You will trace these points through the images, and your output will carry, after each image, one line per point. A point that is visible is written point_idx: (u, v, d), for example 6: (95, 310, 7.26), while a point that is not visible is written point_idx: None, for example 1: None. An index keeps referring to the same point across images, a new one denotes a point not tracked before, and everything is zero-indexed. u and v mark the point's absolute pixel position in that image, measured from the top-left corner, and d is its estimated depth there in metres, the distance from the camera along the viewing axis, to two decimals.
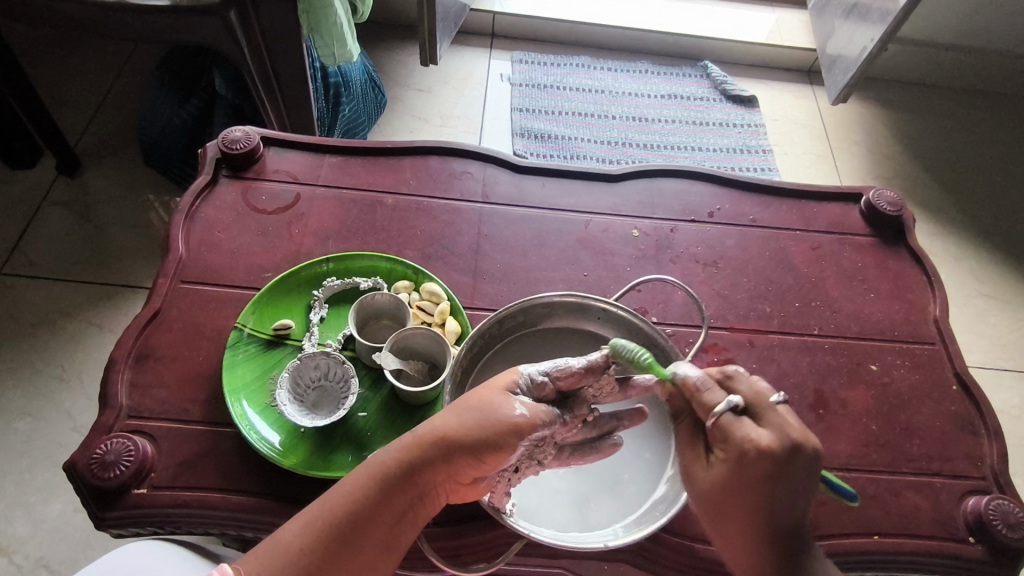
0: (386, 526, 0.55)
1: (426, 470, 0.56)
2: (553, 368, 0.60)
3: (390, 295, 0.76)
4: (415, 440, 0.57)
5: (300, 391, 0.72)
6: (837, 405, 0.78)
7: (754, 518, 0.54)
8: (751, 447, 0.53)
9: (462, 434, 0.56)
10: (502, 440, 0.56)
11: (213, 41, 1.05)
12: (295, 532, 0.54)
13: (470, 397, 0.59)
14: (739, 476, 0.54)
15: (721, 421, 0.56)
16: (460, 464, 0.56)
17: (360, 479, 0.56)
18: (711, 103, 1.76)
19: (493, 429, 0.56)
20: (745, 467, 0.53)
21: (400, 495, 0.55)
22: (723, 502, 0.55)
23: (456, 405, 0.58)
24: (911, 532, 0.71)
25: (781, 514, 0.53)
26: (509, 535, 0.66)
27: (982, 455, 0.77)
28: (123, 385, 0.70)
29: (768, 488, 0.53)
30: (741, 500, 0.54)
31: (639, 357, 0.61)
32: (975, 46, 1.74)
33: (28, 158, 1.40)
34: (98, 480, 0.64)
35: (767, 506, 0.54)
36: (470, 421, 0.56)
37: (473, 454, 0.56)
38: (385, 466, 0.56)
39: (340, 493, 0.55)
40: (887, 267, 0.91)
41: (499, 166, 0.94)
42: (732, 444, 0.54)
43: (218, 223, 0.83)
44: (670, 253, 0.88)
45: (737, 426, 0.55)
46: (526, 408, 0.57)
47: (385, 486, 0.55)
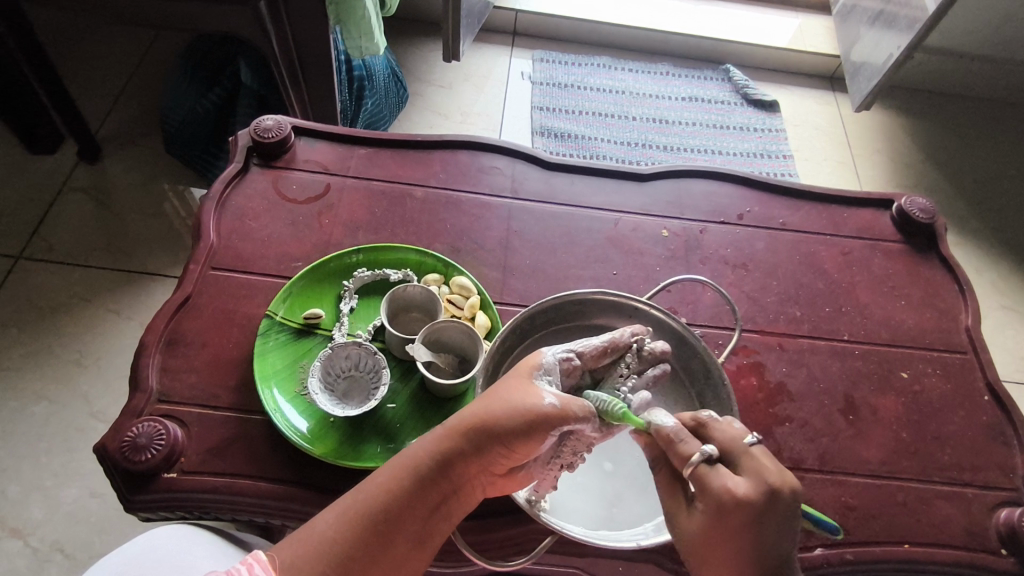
0: (420, 519, 0.54)
1: (458, 461, 0.55)
2: (576, 347, 0.63)
3: (422, 287, 0.75)
4: (447, 431, 0.56)
5: (330, 380, 0.71)
6: (867, 412, 0.77)
7: (739, 569, 0.52)
8: (729, 494, 0.52)
9: (492, 424, 0.55)
10: (531, 429, 0.55)
11: (243, 31, 1.05)
12: (331, 521, 0.53)
13: (500, 386, 0.58)
14: (719, 525, 0.52)
15: (698, 471, 0.54)
16: (494, 454, 0.55)
17: (394, 470, 0.55)
18: (733, 106, 1.75)
19: (524, 418, 0.55)
20: (726, 516, 0.52)
21: (433, 488, 0.55)
22: (708, 552, 0.53)
23: (486, 395, 0.57)
24: (941, 542, 0.70)
25: (767, 561, 0.52)
26: (537, 531, 0.66)
27: (1013, 466, 0.76)
28: (154, 369, 0.70)
29: (751, 534, 0.51)
30: (726, 548, 0.52)
31: (612, 409, 0.58)
32: (1000, 56, 1.73)
33: (51, 144, 1.40)
34: (128, 463, 0.64)
35: (751, 554, 0.52)
36: (500, 410, 0.55)
37: (504, 444, 0.55)
38: (419, 458, 0.55)
39: (375, 484, 0.54)
40: (918, 275, 0.90)
41: (529, 163, 0.94)
42: (710, 495, 0.52)
43: (248, 211, 0.83)
44: (700, 254, 0.88)
45: (714, 475, 0.53)
46: (556, 397, 0.56)
47: (419, 479, 0.55)
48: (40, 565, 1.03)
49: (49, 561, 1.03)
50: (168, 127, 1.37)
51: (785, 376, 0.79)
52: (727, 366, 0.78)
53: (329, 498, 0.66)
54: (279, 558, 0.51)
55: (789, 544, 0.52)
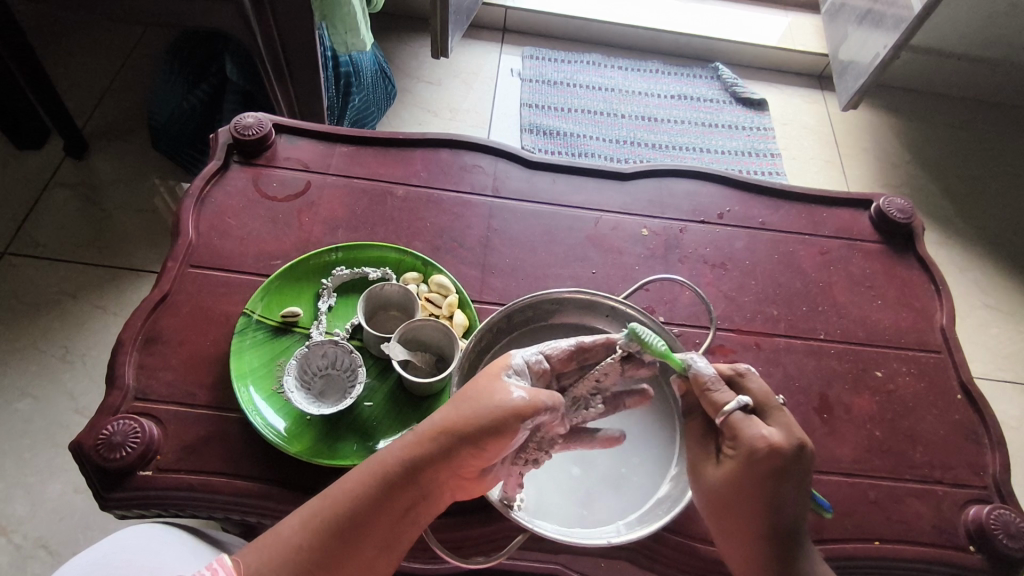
0: (389, 523, 0.55)
1: (427, 467, 0.55)
2: (544, 349, 0.63)
3: (399, 286, 0.76)
4: (415, 436, 0.56)
5: (307, 379, 0.72)
6: (841, 410, 0.78)
7: (758, 516, 0.57)
8: (762, 444, 0.55)
9: (461, 428, 0.55)
10: (502, 426, 0.54)
11: (226, 26, 1.05)
12: (297, 527, 0.54)
13: (468, 387, 0.58)
14: (747, 473, 0.56)
15: (731, 419, 0.58)
16: (464, 458, 0.55)
17: (361, 476, 0.55)
18: (721, 104, 1.76)
19: (494, 416, 0.55)
20: (756, 464, 0.56)
21: (401, 493, 0.55)
22: (730, 497, 0.58)
23: (454, 398, 0.57)
24: (911, 539, 0.71)
25: (782, 513, 0.56)
26: (511, 530, 0.67)
27: (984, 465, 0.77)
28: (130, 367, 0.70)
29: (775, 483, 0.56)
30: (749, 494, 0.57)
31: (655, 345, 0.62)
32: (986, 56, 1.73)
33: (37, 139, 1.40)
34: (103, 460, 0.64)
35: (770, 506, 0.56)
36: (469, 413, 0.55)
37: (472, 447, 0.55)
38: (387, 465, 0.55)
39: (342, 488, 0.55)
40: (895, 274, 0.91)
41: (511, 161, 0.94)
42: (743, 442, 0.56)
43: (228, 209, 0.83)
44: (679, 254, 0.88)
45: (747, 425, 0.57)
46: (525, 390, 0.56)
47: (387, 483, 0.55)
48: (22, 561, 1.03)
49: (32, 558, 1.03)
50: (155, 123, 1.37)
51: (762, 375, 0.79)
52: None
53: (304, 496, 0.66)
54: (243, 563, 0.52)
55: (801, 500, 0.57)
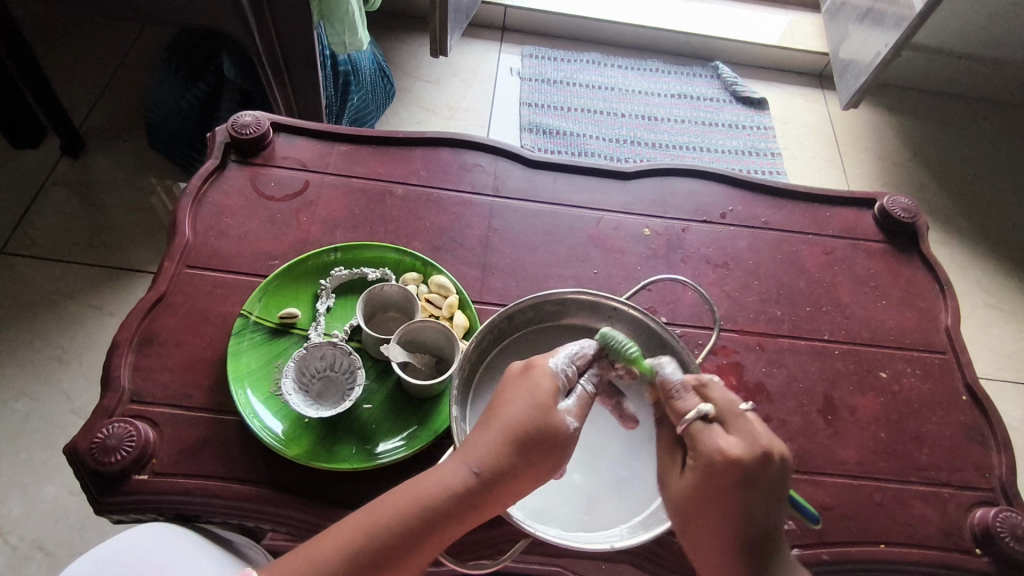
0: (434, 551, 0.55)
1: (479, 502, 0.55)
2: (573, 358, 0.61)
3: (399, 287, 0.75)
4: (469, 468, 0.55)
5: (305, 381, 0.70)
6: (845, 412, 0.77)
7: (727, 530, 0.55)
8: (719, 456, 0.54)
9: (517, 463, 0.55)
10: (558, 458, 0.57)
11: (223, 24, 1.04)
12: (332, 555, 0.53)
13: (521, 416, 0.57)
14: (710, 487, 0.54)
15: (690, 429, 0.56)
16: (516, 490, 0.56)
17: (411, 506, 0.54)
18: (721, 103, 1.75)
19: (552, 451, 0.56)
20: (713, 476, 0.54)
21: (450, 525, 0.55)
22: (695, 511, 0.56)
23: (508, 428, 0.56)
24: (917, 542, 0.71)
25: (754, 526, 0.54)
26: (512, 534, 0.66)
27: (990, 467, 0.76)
28: (126, 369, 0.69)
29: (739, 494, 0.54)
30: (713, 507, 0.54)
31: (626, 350, 0.61)
32: (988, 55, 1.73)
33: (32, 138, 1.39)
34: (98, 464, 0.63)
35: (735, 517, 0.54)
36: (527, 445, 0.56)
37: (527, 478, 0.56)
38: (439, 496, 0.55)
39: (387, 518, 0.54)
40: (899, 274, 0.90)
41: (511, 160, 0.93)
42: (701, 453, 0.55)
43: (225, 208, 0.82)
44: (681, 253, 0.87)
45: (706, 434, 0.55)
46: (574, 415, 0.58)
47: (435, 515, 0.54)
48: (18, 564, 1.02)
49: (28, 560, 1.02)
50: (151, 121, 1.36)
51: (765, 376, 0.78)
52: (706, 366, 0.78)
53: (303, 500, 0.65)
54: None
55: (775, 512, 0.55)
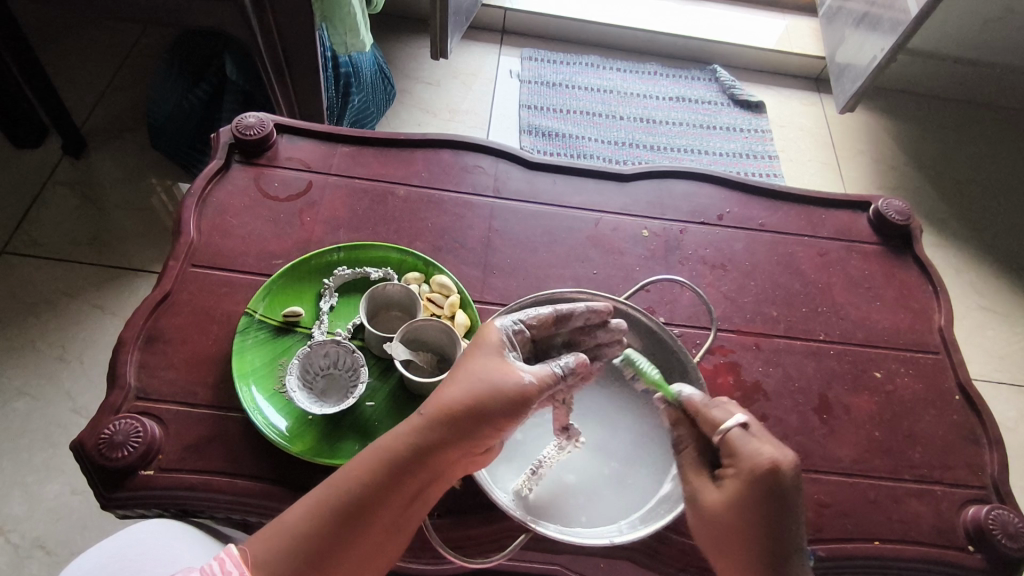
0: (399, 506, 0.55)
1: (438, 451, 0.55)
2: (523, 317, 0.65)
3: (401, 286, 0.76)
4: (423, 419, 0.56)
5: (309, 378, 0.71)
6: (840, 410, 0.78)
7: (762, 544, 0.55)
8: (763, 461, 0.56)
9: (477, 407, 0.56)
10: (514, 404, 0.57)
11: (226, 26, 1.05)
12: (303, 516, 0.52)
13: (469, 368, 0.59)
14: (751, 491, 0.56)
15: (729, 436, 0.59)
16: (475, 437, 0.56)
17: (369, 462, 0.54)
18: (719, 107, 1.77)
19: (506, 396, 0.57)
20: (755, 481, 0.55)
21: (411, 477, 0.55)
22: (733, 520, 0.56)
23: (459, 378, 0.58)
24: (910, 538, 0.72)
25: (784, 534, 0.55)
26: (512, 529, 0.67)
27: (982, 465, 0.78)
28: (132, 366, 0.70)
29: (775, 502, 0.55)
30: (750, 517, 0.56)
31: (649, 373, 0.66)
32: (982, 61, 1.75)
33: (34, 139, 1.40)
34: (105, 459, 0.64)
35: (773, 527, 0.55)
36: (480, 389, 0.57)
37: (487, 424, 0.57)
38: (397, 450, 0.55)
39: (352, 475, 0.54)
40: (894, 275, 0.91)
41: (511, 162, 0.94)
42: (741, 458, 0.57)
43: (229, 208, 0.83)
44: (679, 254, 0.89)
45: (745, 442, 0.58)
46: (533, 374, 0.59)
47: (395, 469, 0.54)
48: (20, 562, 1.02)
49: (29, 558, 1.03)
50: (153, 122, 1.37)
51: (762, 375, 0.80)
52: (703, 366, 0.79)
53: (306, 495, 0.66)
54: (250, 551, 0.50)
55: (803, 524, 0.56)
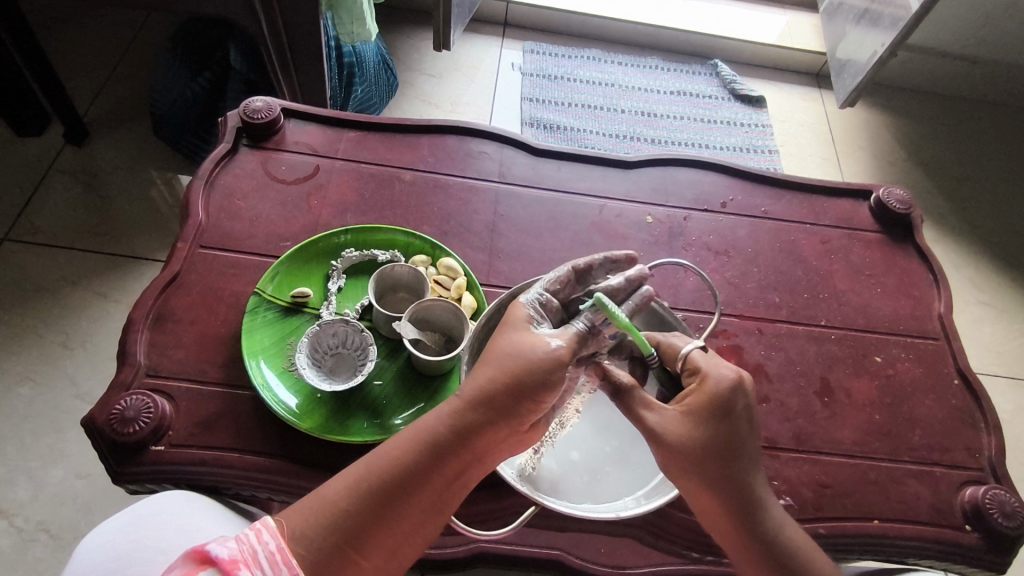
0: (440, 485, 0.56)
1: (476, 431, 0.56)
2: (546, 286, 0.65)
3: (409, 267, 0.77)
4: (460, 399, 0.57)
5: (318, 357, 0.72)
6: (841, 394, 0.80)
7: (720, 457, 0.57)
8: (727, 377, 0.59)
9: (512, 382, 0.57)
10: (548, 376, 0.57)
11: (232, 13, 1.05)
12: (341, 491, 0.54)
13: (499, 343, 0.59)
14: (722, 412, 0.58)
15: (691, 359, 0.62)
16: (511, 414, 0.57)
17: (408, 441, 0.56)
18: (720, 101, 1.78)
19: (538, 366, 0.57)
20: (716, 396, 0.58)
21: (451, 455, 0.56)
22: (693, 437, 0.58)
23: (490, 356, 0.59)
24: (909, 518, 0.73)
25: (738, 444, 0.58)
26: (518, 506, 0.68)
27: (980, 447, 0.79)
28: (141, 344, 0.71)
29: (730, 417, 0.58)
30: (709, 433, 0.58)
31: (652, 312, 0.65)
32: (981, 57, 1.76)
33: (36, 127, 1.40)
34: (116, 434, 0.65)
35: (730, 439, 0.58)
36: (513, 365, 0.57)
37: (524, 398, 0.57)
38: (434, 429, 0.56)
39: (389, 453, 0.55)
40: (894, 263, 0.92)
41: (516, 149, 0.95)
42: (704, 376, 0.59)
43: (237, 191, 0.84)
44: (683, 240, 0.90)
45: (705, 360, 0.61)
46: (560, 338, 0.59)
47: (434, 447, 0.56)
48: (24, 545, 1.03)
49: (34, 542, 1.03)
50: (157, 111, 1.37)
51: (764, 359, 0.81)
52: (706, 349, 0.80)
53: (315, 471, 0.67)
54: (287, 522, 0.52)
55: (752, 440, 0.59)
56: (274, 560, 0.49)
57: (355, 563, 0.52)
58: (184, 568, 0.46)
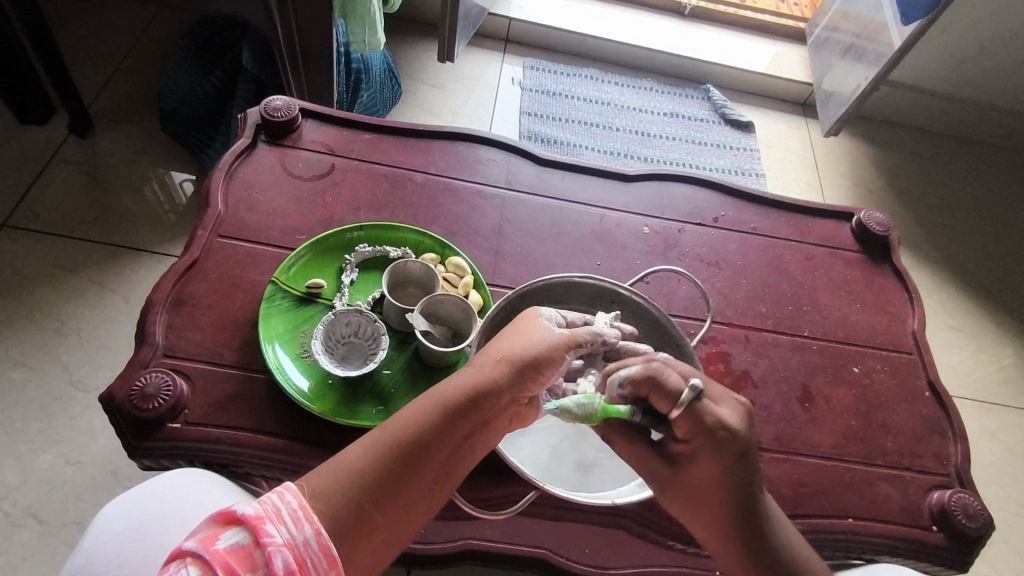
0: (452, 446, 0.58)
1: (487, 396, 0.60)
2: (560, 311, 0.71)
3: (422, 264, 0.81)
4: (474, 368, 0.61)
5: (331, 344, 0.76)
6: (821, 400, 0.85)
7: (723, 500, 0.60)
8: (722, 426, 0.60)
9: (518, 358, 0.62)
10: (552, 356, 0.63)
11: (252, 16, 1.09)
12: (360, 453, 0.55)
13: (513, 330, 0.65)
14: (721, 456, 0.60)
15: (685, 409, 0.60)
16: (519, 388, 0.61)
17: (423, 405, 0.59)
18: (711, 124, 1.85)
19: (544, 348, 0.63)
20: (720, 447, 0.60)
21: (463, 418, 0.59)
22: (696, 486, 0.61)
23: (505, 335, 0.65)
24: (880, 518, 0.78)
25: (738, 491, 0.60)
26: (518, 493, 0.71)
27: (947, 455, 0.84)
28: (160, 326, 0.73)
29: (724, 465, 0.60)
30: (709, 484, 0.61)
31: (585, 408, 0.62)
32: (957, 96, 1.86)
33: (42, 115, 1.42)
34: (136, 410, 0.67)
35: (733, 489, 0.60)
36: (528, 347, 0.63)
37: (532, 372, 0.62)
38: (447, 394, 0.59)
39: (404, 417, 0.58)
40: (873, 281, 0.98)
41: (522, 158, 1.00)
42: (699, 425, 0.60)
43: (256, 185, 0.87)
44: (677, 251, 0.95)
45: (701, 406, 0.60)
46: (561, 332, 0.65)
47: (448, 411, 0.58)
48: (11, 529, 1.03)
49: (21, 526, 1.04)
50: (165, 106, 1.40)
51: (750, 365, 0.86)
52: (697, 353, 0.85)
53: (325, 453, 0.70)
54: (306, 485, 0.53)
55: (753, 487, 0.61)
56: (297, 515, 0.49)
57: (374, 520, 0.53)
58: (208, 529, 0.46)
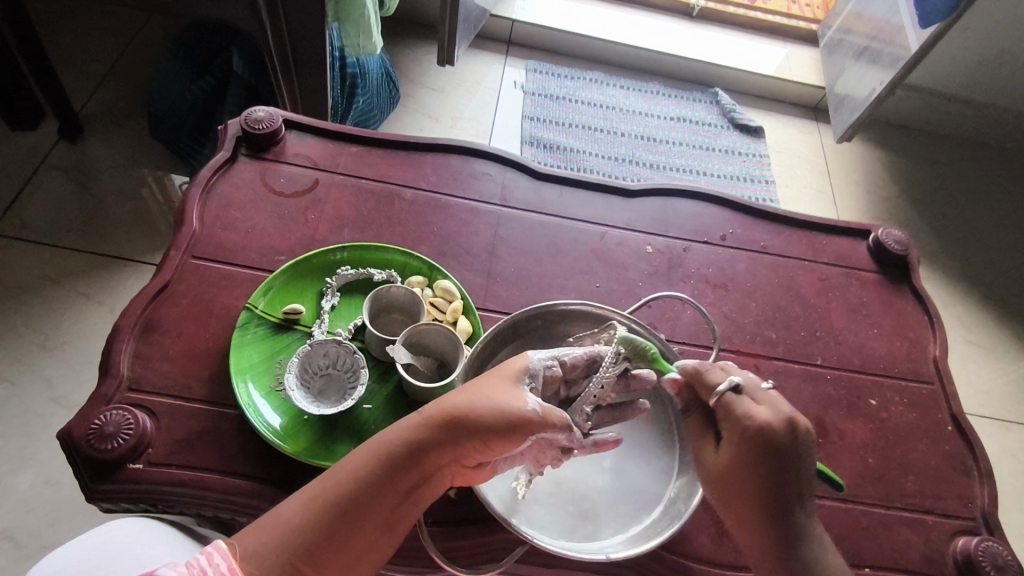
0: (392, 502, 0.54)
1: (433, 450, 0.55)
2: (560, 355, 0.64)
3: (405, 289, 0.75)
4: (423, 420, 0.56)
5: (307, 377, 0.71)
6: (836, 436, 0.79)
7: (755, 498, 0.57)
8: (751, 421, 0.58)
9: (472, 420, 0.56)
10: (512, 429, 0.56)
11: (238, 21, 1.04)
12: (299, 507, 0.52)
13: (482, 384, 0.58)
14: (753, 449, 0.57)
15: (722, 399, 0.60)
16: (468, 451, 0.56)
17: (367, 455, 0.54)
18: (719, 130, 1.79)
19: (506, 417, 0.56)
20: (746, 441, 0.58)
21: (406, 473, 0.54)
22: (728, 482, 0.59)
23: (468, 388, 0.58)
24: (900, 567, 0.72)
25: (773, 488, 0.57)
26: (508, 542, 0.66)
27: (972, 496, 0.78)
28: (126, 356, 0.69)
29: (759, 461, 0.57)
30: (741, 482, 0.58)
31: (646, 350, 0.65)
32: (976, 100, 1.79)
33: (30, 122, 1.37)
34: (93, 450, 0.62)
35: (766, 485, 0.57)
36: (482, 406, 0.56)
37: (485, 441, 0.56)
38: (393, 446, 0.54)
39: (347, 469, 0.53)
40: (890, 304, 0.92)
41: (518, 171, 0.94)
42: (734, 421, 0.59)
43: (234, 201, 0.82)
44: (682, 272, 0.89)
45: (738, 403, 0.60)
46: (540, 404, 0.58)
47: (393, 464, 0.54)
48: None
49: None
50: (154, 111, 1.36)
51: None
52: None
53: None
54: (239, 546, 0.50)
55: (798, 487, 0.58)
56: None
57: None
58: None
